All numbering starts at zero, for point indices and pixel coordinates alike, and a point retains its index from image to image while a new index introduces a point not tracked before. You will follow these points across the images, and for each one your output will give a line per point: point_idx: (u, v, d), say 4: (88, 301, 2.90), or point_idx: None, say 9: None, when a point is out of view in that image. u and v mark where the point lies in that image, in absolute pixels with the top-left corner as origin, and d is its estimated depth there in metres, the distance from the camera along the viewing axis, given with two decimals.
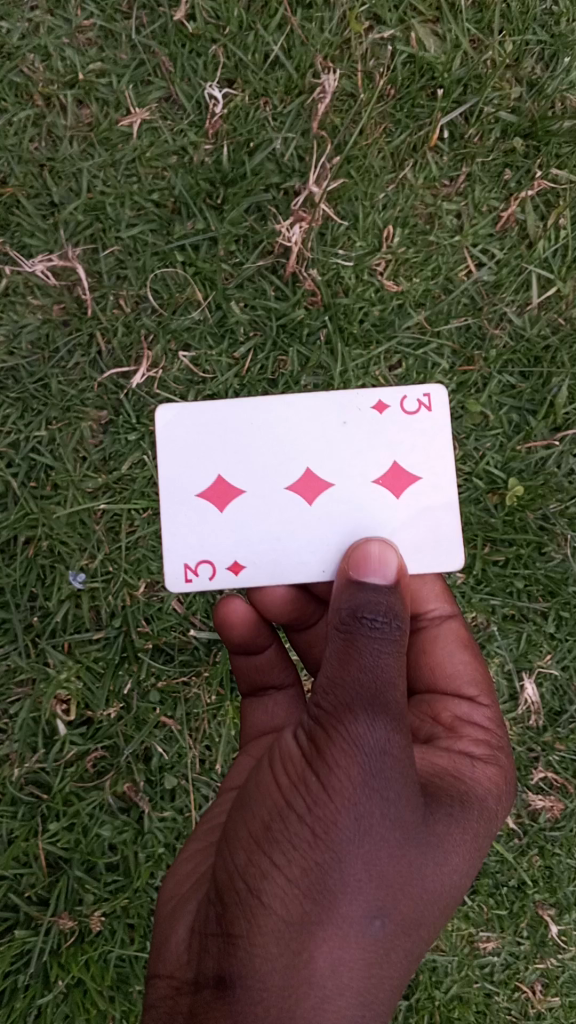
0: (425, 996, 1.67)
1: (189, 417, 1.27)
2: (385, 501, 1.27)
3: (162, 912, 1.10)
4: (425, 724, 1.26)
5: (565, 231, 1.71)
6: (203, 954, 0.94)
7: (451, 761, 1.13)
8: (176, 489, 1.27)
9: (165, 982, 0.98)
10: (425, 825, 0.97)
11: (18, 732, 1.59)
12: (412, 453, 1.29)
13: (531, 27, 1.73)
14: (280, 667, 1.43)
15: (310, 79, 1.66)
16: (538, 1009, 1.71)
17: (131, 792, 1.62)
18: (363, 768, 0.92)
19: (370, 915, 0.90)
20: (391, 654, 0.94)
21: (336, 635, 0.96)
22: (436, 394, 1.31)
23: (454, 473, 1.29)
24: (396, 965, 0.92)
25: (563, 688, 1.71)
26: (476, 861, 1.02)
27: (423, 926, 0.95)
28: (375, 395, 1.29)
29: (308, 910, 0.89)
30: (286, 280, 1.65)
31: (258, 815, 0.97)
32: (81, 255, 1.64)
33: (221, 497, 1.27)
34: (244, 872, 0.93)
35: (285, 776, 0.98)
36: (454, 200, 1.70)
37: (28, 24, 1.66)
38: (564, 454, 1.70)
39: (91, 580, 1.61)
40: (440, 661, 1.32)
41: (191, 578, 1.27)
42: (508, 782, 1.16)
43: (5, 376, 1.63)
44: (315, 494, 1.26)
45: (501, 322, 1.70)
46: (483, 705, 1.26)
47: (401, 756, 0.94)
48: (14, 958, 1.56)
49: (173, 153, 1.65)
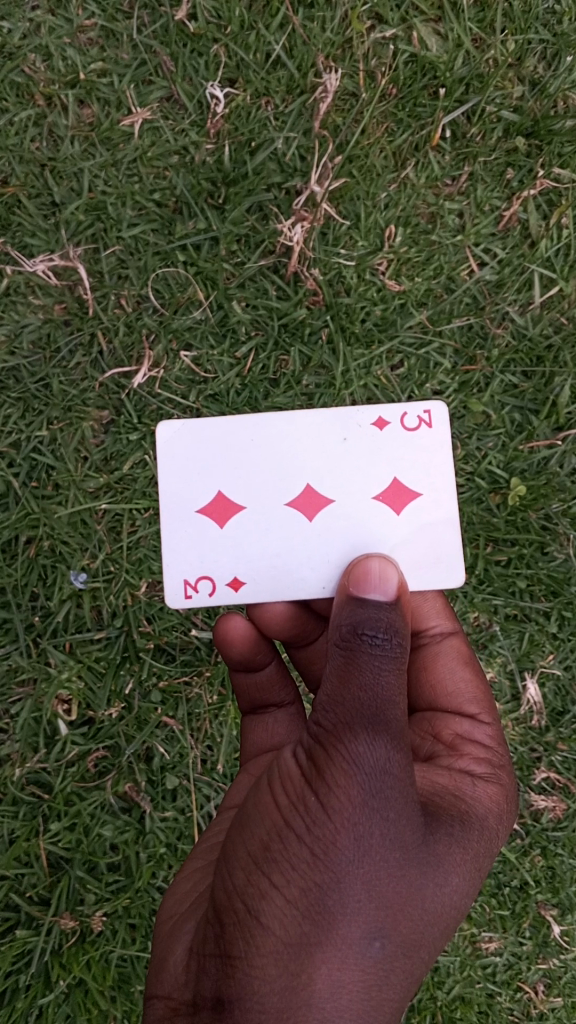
0: (427, 997, 1.67)
1: (189, 433, 1.27)
2: (386, 517, 1.26)
3: (161, 931, 1.09)
4: (425, 741, 1.26)
5: (567, 231, 1.70)
6: (201, 975, 0.94)
7: (452, 780, 1.13)
8: (177, 505, 1.27)
9: (162, 1003, 0.98)
10: (426, 845, 0.97)
11: (20, 732, 1.59)
12: (413, 469, 1.28)
13: (534, 26, 1.72)
14: (281, 684, 1.43)
15: (312, 79, 1.65)
16: (541, 1009, 1.71)
17: (132, 792, 1.61)
18: (363, 787, 0.92)
19: (371, 937, 0.90)
20: (391, 672, 0.94)
21: (336, 651, 0.97)
22: (436, 410, 1.30)
23: (455, 489, 1.28)
24: (397, 988, 0.91)
25: (565, 688, 1.70)
26: (477, 882, 1.01)
27: (423, 948, 0.94)
28: (375, 411, 1.28)
29: (306, 931, 0.89)
30: (287, 280, 1.64)
31: (257, 834, 0.97)
32: (82, 255, 1.64)
33: (221, 513, 1.27)
34: (242, 892, 0.93)
35: (284, 795, 0.98)
36: (456, 200, 1.70)
37: (30, 24, 1.66)
38: (567, 454, 1.69)
39: (92, 580, 1.61)
40: (441, 679, 1.32)
41: (190, 594, 1.27)
42: (510, 800, 1.16)
43: (7, 376, 1.63)
44: (315, 511, 1.26)
45: (503, 322, 1.69)
46: (484, 723, 1.26)
47: (401, 775, 0.94)
48: (16, 958, 1.56)
49: (174, 153, 1.65)
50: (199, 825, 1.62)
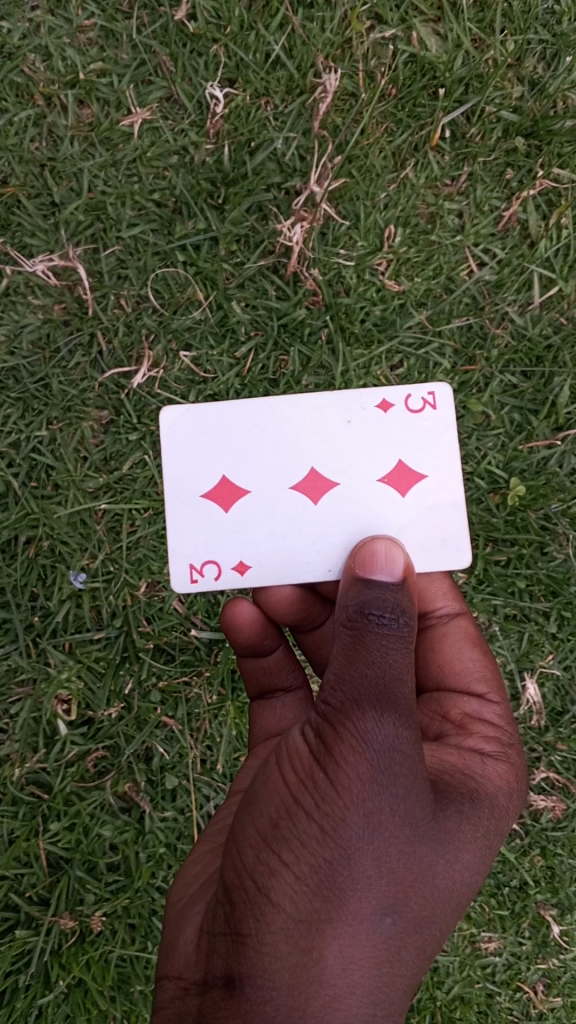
0: (427, 996, 1.67)
1: (193, 417, 1.27)
2: (391, 501, 1.26)
3: (171, 913, 1.10)
4: (433, 721, 1.26)
5: (567, 231, 1.71)
6: (212, 954, 0.93)
7: (461, 759, 1.13)
8: (181, 490, 1.27)
9: (174, 983, 0.98)
10: (436, 822, 0.97)
11: (19, 732, 1.59)
12: (418, 452, 1.28)
13: (533, 27, 1.72)
14: (288, 669, 1.43)
15: (312, 79, 1.65)
16: (540, 1009, 1.71)
17: (131, 792, 1.61)
18: (372, 765, 0.92)
19: (382, 912, 0.90)
20: (399, 650, 0.94)
21: (343, 631, 0.96)
22: (440, 393, 1.29)
23: (459, 471, 1.28)
24: (408, 964, 0.91)
25: (565, 688, 1.70)
26: (487, 858, 1.02)
27: (435, 924, 0.95)
28: (379, 395, 1.28)
29: (317, 907, 0.89)
30: (287, 280, 1.64)
31: (266, 813, 0.97)
32: (81, 255, 1.64)
33: (226, 498, 1.27)
34: (252, 870, 0.93)
35: (293, 773, 0.98)
36: (455, 200, 1.70)
37: (29, 24, 1.66)
38: (566, 454, 1.69)
39: (92, 580, 1.61)
40: (449, 660, 1.32)
41: (196, 578, 1.27)
42: (519, 780, 1.16)
43: (6, 376, 1.63)
44: (320, 494, 1.26)
45: (503, 322, 1.69)
46: (492, 702, 1.26)
47: (410, 752, 0.94)
48: (16, 958, 1.56)
49: (174, 153, 1.65)
50: (199, 825, 1.62)
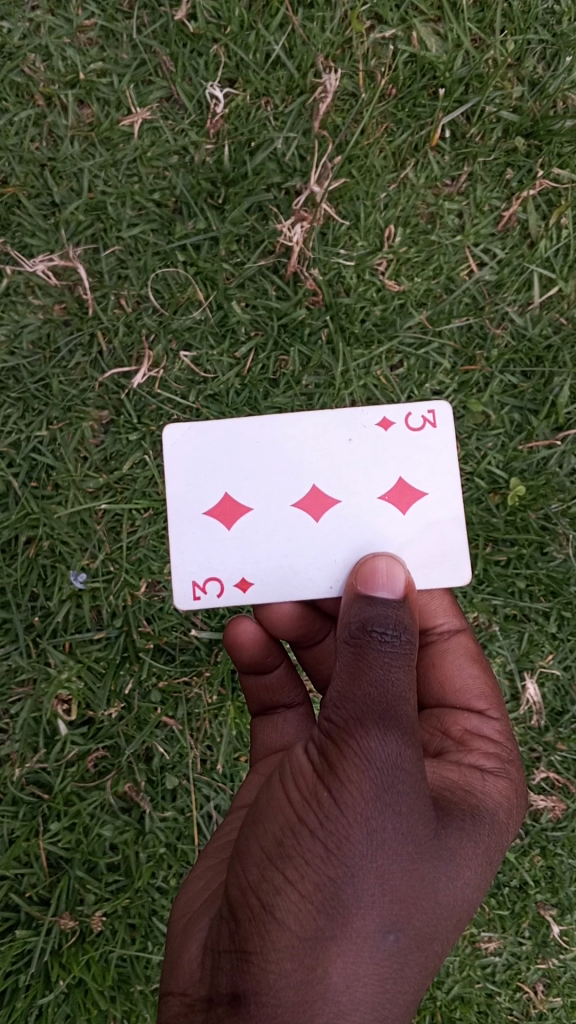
0: (427, 996, 1.67)
1: (194, 433, 1.27)
2: (391, 517, 1.26)
3: (174, 929, 1.10)
4: (434, 737, 1.26)
5: (566, 231, 1.71)
6: (216, 971, 0.93)
7: (461, 775, 1.13)
8: (184, 506, 1.27)
9: (178, 999, 0.98)
10: (437, 839, 0.97)
11: (19, 732, 1.59)
12: (418, 469, 1.28)
13: (533, 27, 1.72)
14: (290, 687, 1.43)
15: (312, 79, 1.65)
16: (540, 1009, 1.71)
17: (132, 792, 1.61)
18: (375, 783, 0.92)
19: (384, 929, 0.90)
20: (401, 668, 0.95)
21: (345, 648, 0.97)
22: (440, 410, 1.30)
23: (460, 488, 1.28)
24: (410, 979, 0.92)
25: (565, 688, 1.70)
26: (488, 874, 1.02)
27: (437, 940, 0.95)
28: (379, 412, 1.28)
29: (321, 925, 0.89)
30: (287, 280, 1.64)
31: (270, 830, 0.97)
32: (82, 255, 1.64)
33: (229, 514, 1.27)
34: (256, 888, 0.93)
35: (296, 790, 0.98)
36: (455, 200, 1.70)
37: (29, 24, 1.66)
38: (566, 454, 1.69)
39: (92, 580, 1.61)
40: (450, 676, 1.31)
41: (199, 595, 1.27)
42: (519, 795, 1.16)
43: (6, 376, 1.63)
44: (322, 510, 1.26)
45: (503, 322, 1.69)
46: (492, 718, 1.26)
47: (413, 769, 0.94)
48: (16, 958, 1.56)
49: (174, 153, 1.65)
50: (199, 825, 1.62)
